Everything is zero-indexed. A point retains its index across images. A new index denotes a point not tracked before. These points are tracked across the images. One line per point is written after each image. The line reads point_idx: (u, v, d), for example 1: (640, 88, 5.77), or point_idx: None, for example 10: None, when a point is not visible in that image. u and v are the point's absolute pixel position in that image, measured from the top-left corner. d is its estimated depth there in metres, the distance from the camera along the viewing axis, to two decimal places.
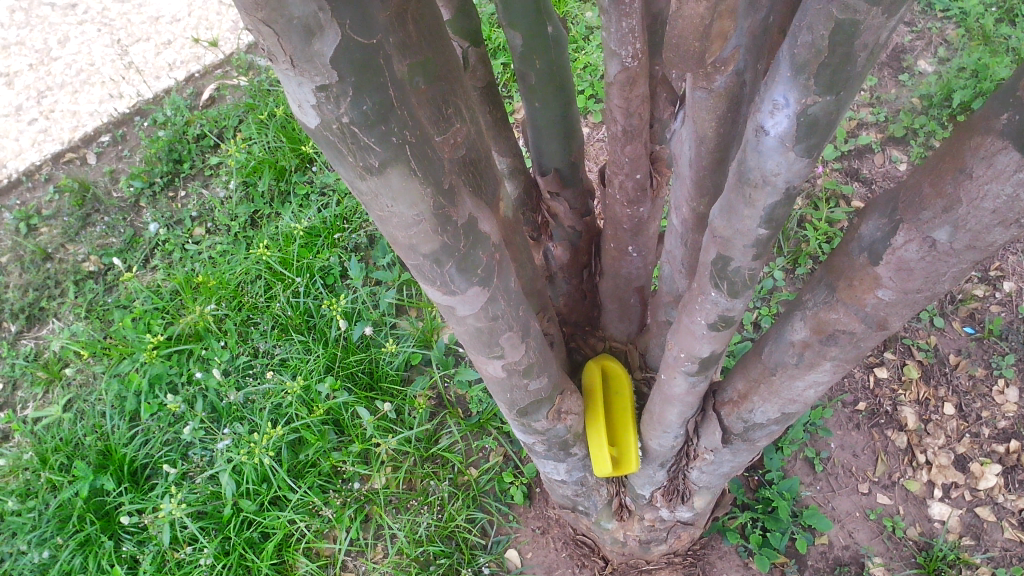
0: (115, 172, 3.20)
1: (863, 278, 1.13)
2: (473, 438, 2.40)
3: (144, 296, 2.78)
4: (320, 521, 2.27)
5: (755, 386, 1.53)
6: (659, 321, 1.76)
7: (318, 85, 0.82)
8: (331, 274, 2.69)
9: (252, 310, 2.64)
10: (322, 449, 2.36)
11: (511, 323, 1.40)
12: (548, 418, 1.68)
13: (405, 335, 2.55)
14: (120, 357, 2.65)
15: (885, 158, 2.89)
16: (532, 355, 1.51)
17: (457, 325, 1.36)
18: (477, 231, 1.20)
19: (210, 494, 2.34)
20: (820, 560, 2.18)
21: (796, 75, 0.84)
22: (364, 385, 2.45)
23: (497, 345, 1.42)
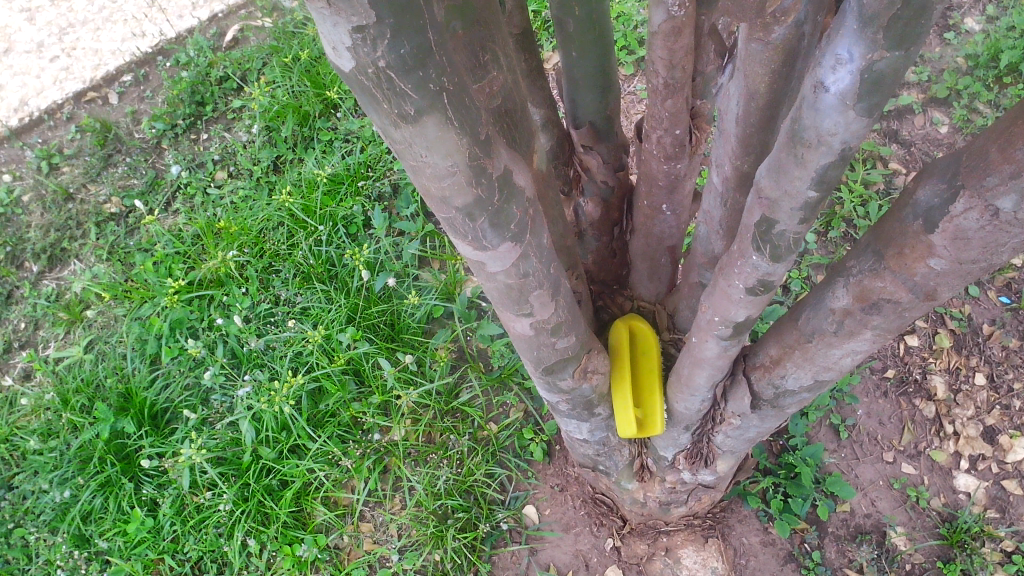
0: (137, 113, 3.16)
1: (915, 246, 1.09)
2: (494, 393, 2.38)
3: (166, 239, 2.75)
4: (339, 471, 2.28)
5: (789, 353, 1.49)
6: (690, 281, 1.71)
7: (354, 27, 0.77)
8: (354, 224, 2.64)
9: (274, 257, 2.60)
10: (342, 399, 2.33)
11: (542, 280, 1.36)
12: (574, 377, 1.65)
13: (428, 287, 2.49)
14: (142, 300, 2.63)
15: (925, 120, 2.80)
16: (561, 313, 1.48)
17: (486, 281, 1.33)
18: (512, 185, 1.15)
19: (229, 440, 2.33)
20: (841, 528, 2.17)
21: (863, 28, 0.78)
22: (385, 337, 2.40)
23: (527, 303, 1.39)
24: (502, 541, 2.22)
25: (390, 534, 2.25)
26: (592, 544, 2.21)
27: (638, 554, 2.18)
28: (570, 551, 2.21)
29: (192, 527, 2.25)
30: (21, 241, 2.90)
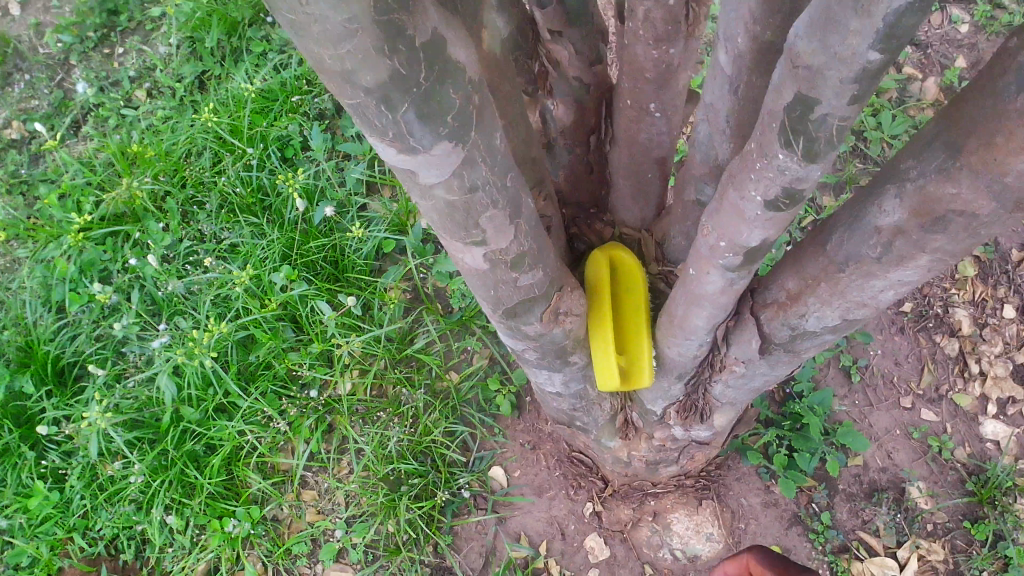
0: (41, 25, 2.73)
1: (1013, 134, 0.76)
2: (454, 338, 2.06)
3: (74, 168, 2.38)
4: (273, 433, 1.96)
5: (811, 286, 1.18)
6: (685, 201, 1.39)
7: None
8: (291, 146, 2.26)
9: (197, 187, 2.24)
10: (276, 350, 2.00)
11: (495, 197, 1.04)
12: (542, 321, 1.34)
13: (375, 218, 2.14)
14: (47, 240, 2.26)
15: (944, 18, 2.45)
16: (523, 242, 1.16)
17: (421, 199, 1.01)
18: (449, 59, 0.81)
19: (146, 400, 2.00)
20: (853, 485, 1.90)
21: None
22: (327, 277, 2.05)
23: (477, 228, 1.07)
24: (465, 509, 1.93)
25: (337, 503, 1.96)
26: (568, 509, 1.93)
27: (623, 521, 1.90)
28: (544, 518, 1.93)
29: (105, 501, 1.94)
30: None
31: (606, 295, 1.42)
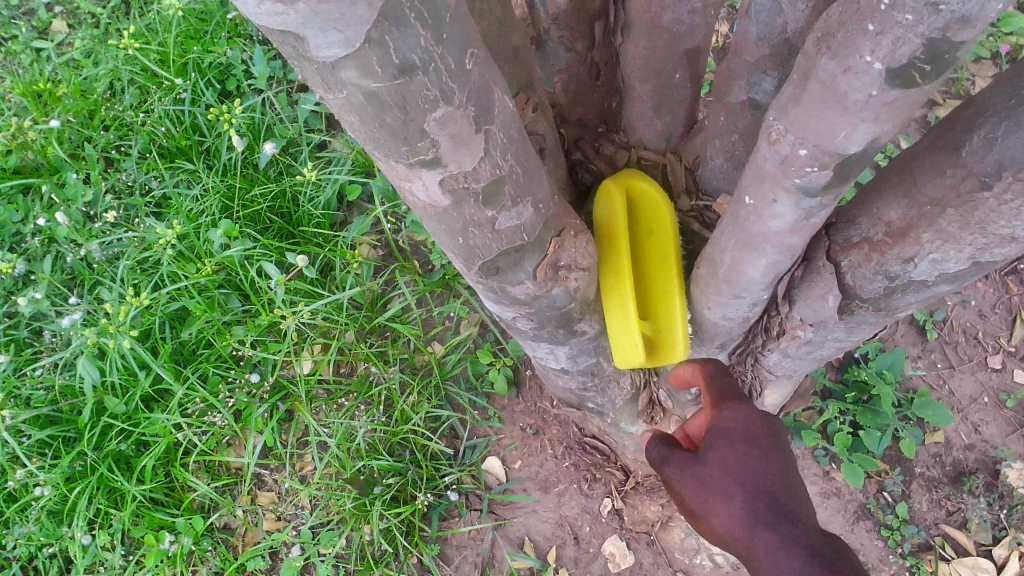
0: None
1: None
2: (436, 302, 1.69)
3: None
4: (216, 427, 1.59)
5: (929, 217, 0.79)
6: (728, 107, 0.99)
7: None
8: (233, 75, 1.87)
9: (121, 129, 1.85)
10: (213, 324, 1.61)
11: (446, 89, 0.65)
12: (536, 280, 0.97)
13: (338, 158, 1.76)
14: None
15: None
16: (498, 165, 0.78)
17: (328, 90, 0.62)
18: None
19: (62, 389, 1.64)
20: (933, 467, 1.54)
21: None
22: (275, 233, 1.68)
23: (422, 138, 0.68)
24: (455, 512, 1.57)
25: (300, 506, 1.60)
26: (581, 506, 1.57)
27: (649, 520, 1.55)
28: (551, 519, 1.56)
29: (16, 514, 1.59)
30: None
31: (627, 245, 1.04)
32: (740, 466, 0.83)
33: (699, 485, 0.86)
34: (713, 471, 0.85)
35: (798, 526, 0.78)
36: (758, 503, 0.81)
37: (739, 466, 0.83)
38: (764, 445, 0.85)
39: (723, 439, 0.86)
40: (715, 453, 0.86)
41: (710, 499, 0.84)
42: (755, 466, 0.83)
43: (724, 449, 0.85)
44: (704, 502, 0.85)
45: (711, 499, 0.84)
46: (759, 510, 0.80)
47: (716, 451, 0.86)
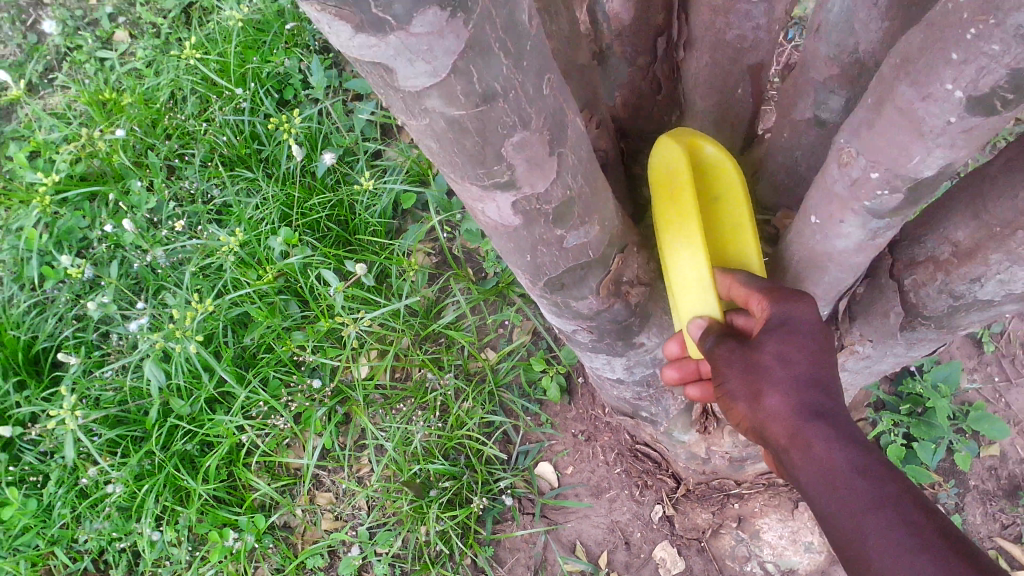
0: None
1: None
2: (490, 310, 1.71)
3: (48, 123, 2.04)
4: (278, 429, 1.63)
5: (997, 240, 0.80)
6: (792, 124, 1.01)
7: None
8: (291, 86, 1.92)
9: (184, 139, 1.91)
10: (275, 331, 1.66)
11: (526, 114, 0.67)
12: (600, 296, 0.99)
13: (394, 167, 1.79)
14: (19, 206, 1.96)
15: None
16: (570, 184, 0.80)
17: (412, 117, 0.65)
18: None
19: (129, 391, 1.69)
20: (988, 480, 1.52)
21: None
22: (335, 243, 1.72)
23: (501, 163, 0.71)
24: (508, 516, 1.60)
25: (357, 508, 1.63)
26: (634, 513, 1.58)
27: (700, 528, 1.55)
28: (603, 524, 1.58)
29: (87, 510, 1.63)
30: None
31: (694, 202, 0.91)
32: (796, 356, 0.76)
33: (743, 367, 0.79)
34: (762, 355, 0.77)
35: (850, 419, 0.71)
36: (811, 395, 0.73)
37: (795, 356, 0.76)
38: (822, 340, 0.77)
39: (780, 329, 0.78)
40: (767, 336, 0.78)
41: (759, 384, 0.76)
42: (812, 359, 0.76)
43: (779, 335, 0.77)
44: (746, 385, 0.78)
45: (756, 382, 0.76)
46: (812, 401, 0.73)
47: (770, 335, 0.77)
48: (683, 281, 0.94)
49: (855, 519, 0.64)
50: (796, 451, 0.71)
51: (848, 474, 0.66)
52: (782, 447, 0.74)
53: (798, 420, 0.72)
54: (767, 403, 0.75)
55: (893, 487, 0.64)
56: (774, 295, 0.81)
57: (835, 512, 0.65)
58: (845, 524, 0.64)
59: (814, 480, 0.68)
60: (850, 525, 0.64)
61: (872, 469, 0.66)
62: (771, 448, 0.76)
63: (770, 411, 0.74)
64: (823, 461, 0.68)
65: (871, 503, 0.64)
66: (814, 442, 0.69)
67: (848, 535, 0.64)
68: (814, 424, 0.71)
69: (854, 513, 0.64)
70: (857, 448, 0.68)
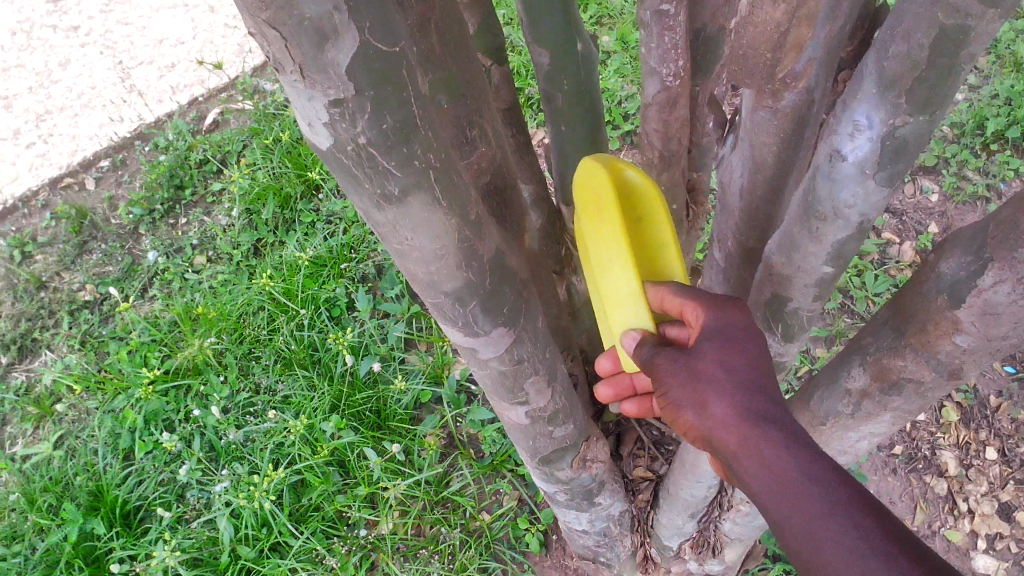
0: (115, 198, 3.01)
1: (940, 322, 1.01)
2: (487, 482, 2.25)
3: (141, 327, 2.63)
4: (322, 570, 2.11)
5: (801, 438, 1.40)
6: None
7: (331, 99, 0.74)
8: (337, 306, 2.55)
9: (255, 343, 2.50)
10: (326, 493, 2.20)
11: (538, 366, 1.28)
12: (573, 467, 1.57)
13: (415, 371, 2.40)
14: (115, 392, 2.51)
15: (916, 188, 2.63)
16: (557, 401, 1.39)
17: (478, 369, 1.25)
18: (504, 266, 1.09)
19: (206, 539, 2.18)
20: None
21: (883, 92, 0.76)
22: (371, 425, 2.30)
23: (522, 391, 1.31)
24: None
25: None
26: None
27: None
28: None
29: None
30: None
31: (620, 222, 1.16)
32: (739, 370, 0.95)
33: (688, 376, 0.98)
34: (705, 367, 0.97)
35: (791, 422, 0.90)
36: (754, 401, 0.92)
37: (736, 366, 0.95)
38: (755, 351, 0.97)
39: (720, 345, 0.98)
40: (709, 351, 0.98)
41: (711, 395, 0.94)
42: (749, 373, 0.95)
43: (720, 348, 0.97)
44: (696, 393, 0.97)
45: (704, 392, 0.95)
46: (757, 409, 0.91)
47: (711, 350, 0.97)
48: (618, 295, 1.19)
49: (811, 517, 0.80)
50: (750, 454, 0.89)
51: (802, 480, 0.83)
52: (735, 447, 0.91)
53: (745, 426, 0.91)
54: (715, 410, 0.94)
55: (842, 489, 0.80)
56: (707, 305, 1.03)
57: (792, 507, 0.82)
58: (801, 518, 0.81)
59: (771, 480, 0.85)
60: (800, 518, 0.81)
61: (819, 473, 0.82)
62: (720, 451, 0.94)
63: (718, 417, 0.93)
64: (771, 464, 0.86)
65: (820, 506, 0.80)
66: (765, 446, 0.87)
67: (804, 525, 0.80)
68: (762, 429, 0.89)
69: (811, 512, 0.80)
70: (801, 453, 0.85)
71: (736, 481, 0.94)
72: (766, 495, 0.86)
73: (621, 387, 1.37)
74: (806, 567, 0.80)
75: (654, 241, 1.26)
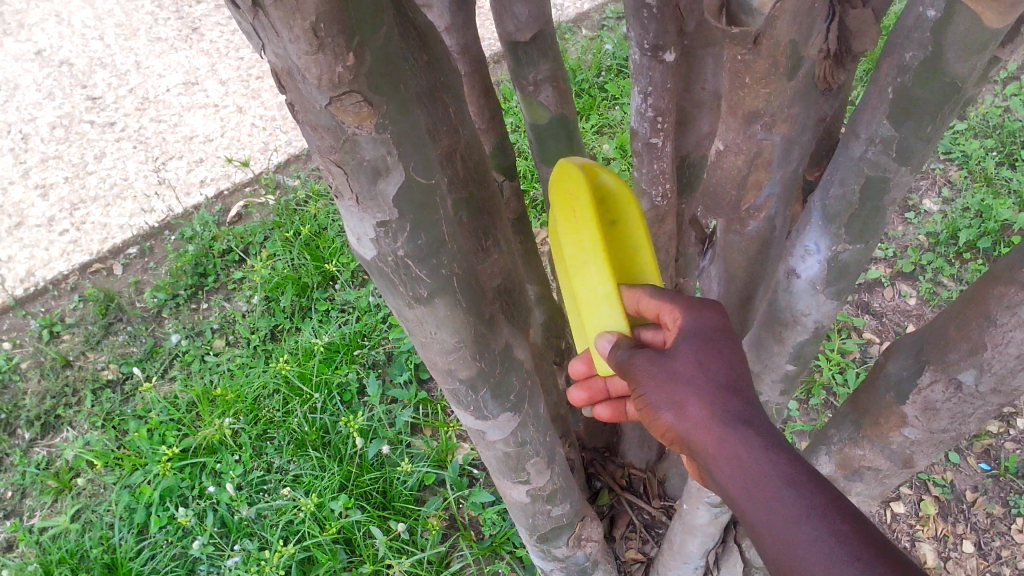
0: (141, 283, 3.19)
1: (889, 416, 1.16)
2: (486, 563, 2.32)
3: (161, 406, 2.77)
4: None
5: None
6: None
7: (378, 221, 0.92)
8: (348, 390, 2.70)
9: (269, 424, 2.64)
10: (332, 569, 2.29)
11: (539, 448, 1.43)
12: (569, 545, 1.69)
13: (420, 454, 2.53)
14: (132, 468, 2.62)
15: (894, 292, 2.81)
16: (556, 482, 1.53)
17: (485, 449, 1.39)
18: (512, 358, 1.25)
19: None
20: None
21: (827, 224, 1.00)
22: (378, 506, 2.42)
23: (524, 470, 1.45)
24: None
25: None
26: None
27: None
28: None
29: None
30: (17, 407, 2.87)
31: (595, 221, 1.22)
32: (716, 374, 1.01)
33: (669, 379, 1.04)
34: (684, 371, 1.03)
35: (767, 426, 0.96)
36: (730, 403, 0.98)
37: (713, 369, 1.01)
38: (731, 355, 1.03)
39: (700, 349, 1.04)
40: (689, 355, 1.04)
41: (689, 398, 1.00)
42: (725, 376, 1.01)
43: (699, 352, 1.03)
44: (676, 396, 1.02)
45: (685, 395, 1.01)
46: (735, 413, 0.97)
47: (690, 354, 1.04)
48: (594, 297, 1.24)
49: (785, 519, 0.86)
50: (727, 455, 0.95)
51: (778, 482, 0.88)
52: (710, 447, 0.97)
53: (722, 427, 0.97)
54: (693, 413, 1.00)
55: (815, 491, 0.86)
56: (688, 310, 1.10)
57: (768, 508, 0.88)
58: (776, 518, 0.87)
59: (746, 479, 0.91)
60: (775, 517, 0.87)
61: (794, 475, 0.88)
62: (695, 451, 1.00)
63: (698, 420, 0.99)
64: (749, 466, 0.92)
65: (795, 507, 0.86)
66: (742, 447, 0.93)
67: (779, 525, 0.86)
68: (739, 431, 0.95)
69: (786, 512, 0.86)
70: (778, 456, 0.91)
71: (711, 481, 0.99)
72: (742, 495, 0.92)
73: (595, 390, 1.39)
74: (779, 563, 0.86)
75: (630, 245, 1.31)
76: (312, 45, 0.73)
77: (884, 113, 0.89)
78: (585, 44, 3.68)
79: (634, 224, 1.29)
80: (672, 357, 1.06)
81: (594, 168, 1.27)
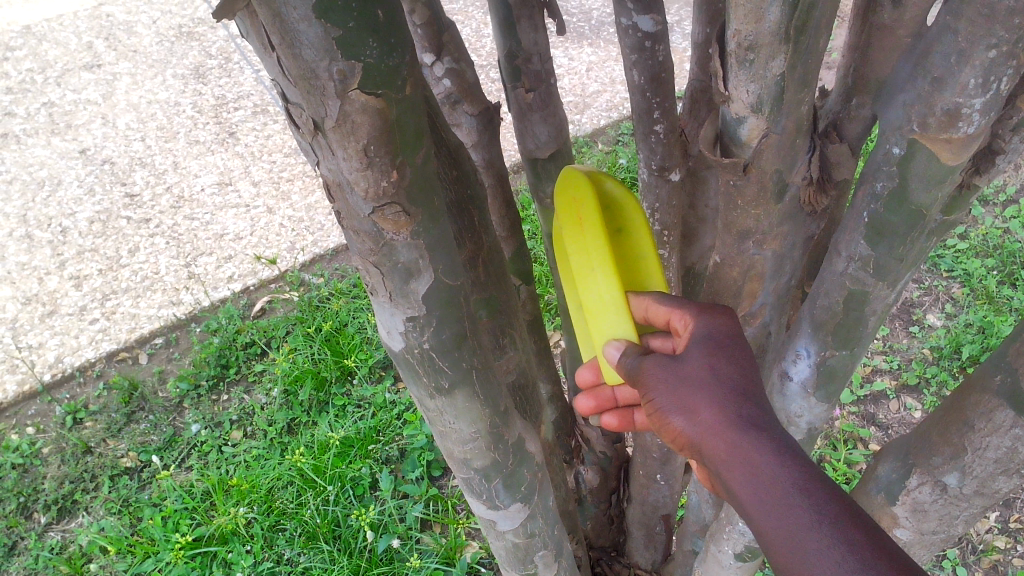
0: (164, 372, 3.29)
1: (882, 517, 1.23)
2: None
3: (176, 494, 2.82)
4: None
5: None
6: (685, 550, 1.85)
7: (408, 316, 1.02)
8: (361, 484, 2.75)
9: (282, 515, 2.68)
10: None
11: (547, 541, 1.48)
12: None
13: (429, 551, 2.55)
14: (144, 555, 2.65)
15: (899, 404, 2.87)
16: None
17: (495, 540, 1.45)
18: (524, 451, 1.32)
19: None
20: None
21: (816, 333, 1.12)
22: None
23: (531, 562, 1.50)
24: None
25: None
26: None
27: None
28: None
29: None
30: (35, 491, 2.93)
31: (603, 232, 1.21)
32: (728, 379, 1.02)
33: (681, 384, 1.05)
34: (696, 376, 1.04)
35: (777, 428, 0.96)
36: (740, 406, 0.99)
37: (723, 372, 1.02)
38: (743, 360, 1.04)
39: (711, 355, 1.05)
40: (699, 360, 1.05)
41: (701, 403, 1.01)
42: (737, 380, 1.02)
43: (710, 358, 1.04)
44: (688, 401, 1.03)
45: (696, 399, 1.02)
46: (747, 415, 0.97)
47: (702, 359, 1.05)
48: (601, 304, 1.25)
49: (794, 525, 0.86)
50: (737, 458, 0.95)
51: (789, 485, 0.89)
52: (721, 450, 0.97)
53: (732, 429, 0.97)
54: (704, 417, 1.00)
55: (826, 497, 0.86)
56: (700, 316, 1.11)
57: (777, 513, 0.88)
58: (785, 523, 0.87)
59: (755, 483, 0.92)
60: (785, 522, 0.87)
61: (803, 478, 0.89)
62: (705, 456, 1.01)
63: (709, 422, 0.99)
64: (759, 468, 0.92)
65: (805, 513, 0.86)
66: (752, 450, 0.93)
67: (788, 531, 0.86)
68: (749, 432, 0.96)
69: (797, 519, 0.86)
70: (788, 458, 0.91)
71: (719, 485, 1.00)
72: (751, 497, 0.92)
73: (602, 399, 1.46)
74: (787, 567, 0.86)
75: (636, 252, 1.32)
76: (362, 163, 0.85)
77: (861, 235, 1.00)
78: (600, 158, 3.87)
79: (638, 230, 1.30)
80: (685, 363, 1.07)
81: (598, 176, 1.28)
